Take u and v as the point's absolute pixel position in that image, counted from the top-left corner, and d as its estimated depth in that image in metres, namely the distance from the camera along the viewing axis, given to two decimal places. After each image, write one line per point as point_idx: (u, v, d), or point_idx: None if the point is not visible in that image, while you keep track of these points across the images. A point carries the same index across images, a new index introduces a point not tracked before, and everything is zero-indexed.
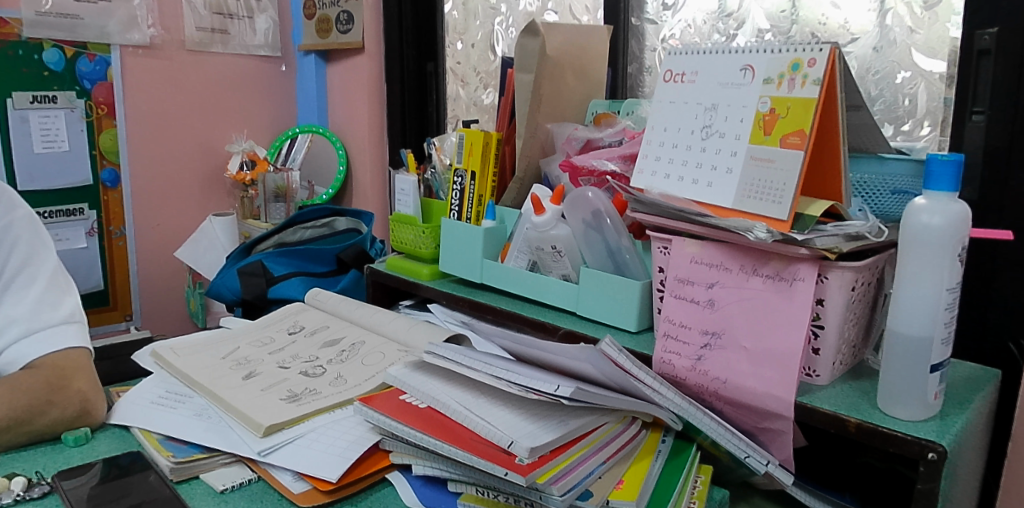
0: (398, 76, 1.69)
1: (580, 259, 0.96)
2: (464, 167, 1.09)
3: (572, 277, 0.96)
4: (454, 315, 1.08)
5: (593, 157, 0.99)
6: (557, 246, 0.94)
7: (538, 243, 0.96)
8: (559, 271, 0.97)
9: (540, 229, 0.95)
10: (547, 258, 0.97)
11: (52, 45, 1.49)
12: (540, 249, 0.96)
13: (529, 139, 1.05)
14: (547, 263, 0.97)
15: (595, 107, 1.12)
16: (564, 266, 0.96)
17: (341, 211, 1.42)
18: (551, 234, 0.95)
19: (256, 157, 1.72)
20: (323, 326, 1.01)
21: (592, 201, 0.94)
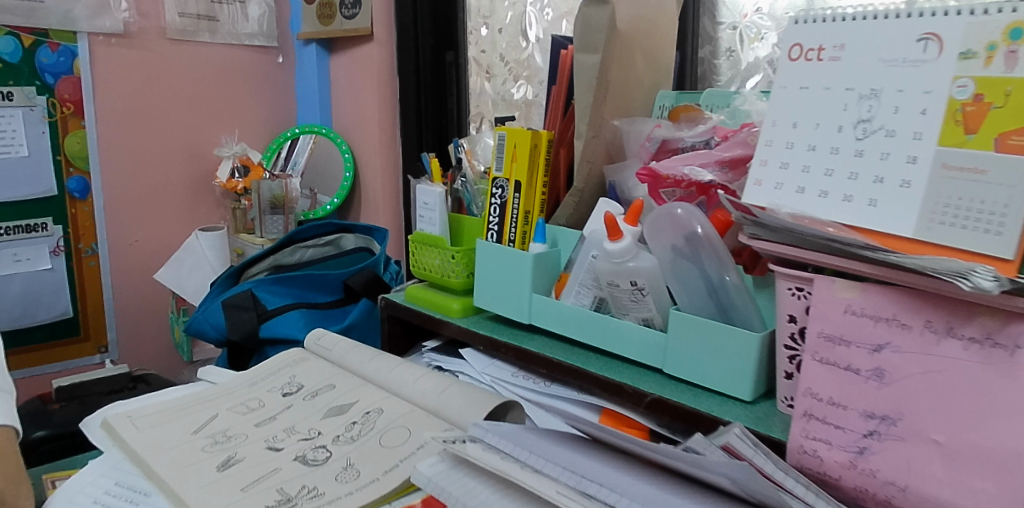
0: (413, 67, 1.45)
1: (665, 298, 0.73)
2: (505, 175, 0.86)
3: (656, 323, 0.73)
4: (495, 365, 0.85)
5: (681, 163, 0.75)
6: (639, 281, 0.71)
7: (611, 277, 0.73)
8: (638, 314, 0.74)
9: (614, 258, 0.72)
10: (622, 297, 0.73)
11: (6, 32, 1.26)
12: (613, 285, 0.73)
13: (592, 139, 0.80)
14: (620, 303, 0.74)
15: (664, 99, 0.89)
16: (646, 310, 0.73)
17: (350, 227, 1.19)
18: (630, 265, 0.71)
19: (250, 161, 1.50)
20: (328, 384, 0.78)
21: (683, 221, 0.70)
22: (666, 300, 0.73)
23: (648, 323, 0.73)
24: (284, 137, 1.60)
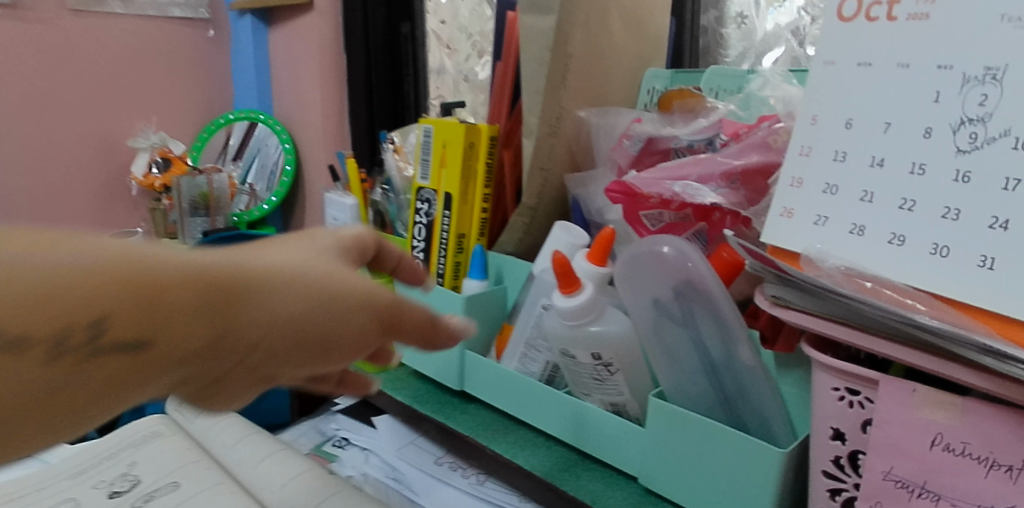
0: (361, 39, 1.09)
1: (645, 376, 0.51)
2: (433, 185, 0.62)
3: (631, 411, 0.51)
4: (414, 443, 0.63)
5: (664, 175, 0.52)
6: (602, 356, 0.49)
7: (568, 348, 0.50)
8: (606, 398, 0.51)
9: (568, 320, 0.49)
10: (582, 375, 0.51)
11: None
12: (568, 356, 0.51)
13: (548, 139, 0.57)
14: (580, 381, 0.52)
15: (655, 80, 0.66)
16: (616, 395, 0.51)
17: None
18: (591, 333, 0.49)
19: (173, 153, 1.15)
20: (171, 481, 0.55)
21: (671, 265, 0.47)
22: (646, 379, 0.51)
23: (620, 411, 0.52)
24: (217, 123, 1.22)
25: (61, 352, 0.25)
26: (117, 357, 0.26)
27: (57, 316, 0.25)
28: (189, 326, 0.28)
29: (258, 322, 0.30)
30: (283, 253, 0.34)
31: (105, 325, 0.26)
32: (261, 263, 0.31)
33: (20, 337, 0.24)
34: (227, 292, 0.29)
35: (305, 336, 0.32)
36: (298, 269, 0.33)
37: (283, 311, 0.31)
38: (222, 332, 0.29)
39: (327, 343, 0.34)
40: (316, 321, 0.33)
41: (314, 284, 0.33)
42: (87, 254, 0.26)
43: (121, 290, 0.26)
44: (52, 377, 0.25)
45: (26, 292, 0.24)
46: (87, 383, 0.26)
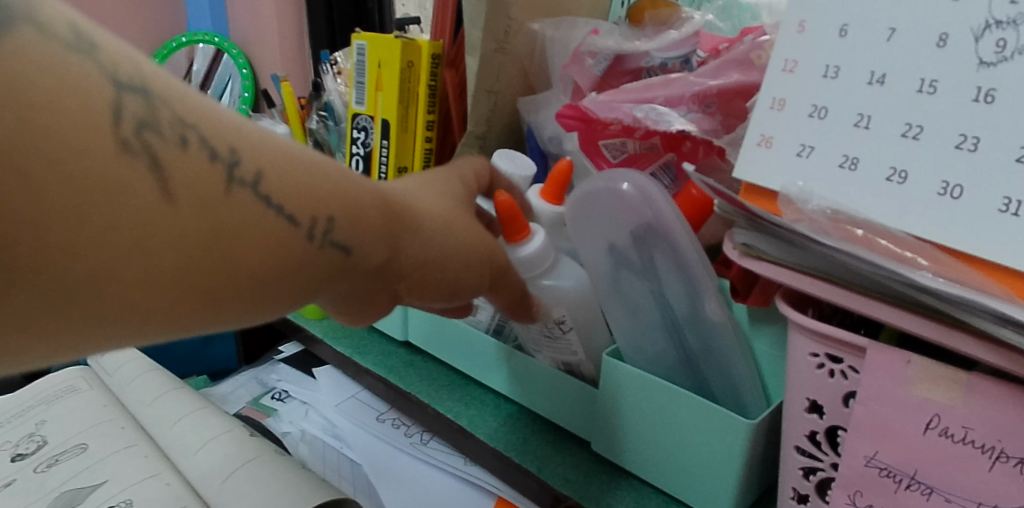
0: None
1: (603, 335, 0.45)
2: (370, 111, 0.54)
3: (585, 371, 0.45)
4: (357, 398, 0.56)
5: (626, 97, 0.44)
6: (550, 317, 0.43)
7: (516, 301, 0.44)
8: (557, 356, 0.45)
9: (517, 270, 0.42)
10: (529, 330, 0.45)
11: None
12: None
13: (497, 57, 0.49)
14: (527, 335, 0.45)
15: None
16: (567, 353, 0.44)
17: None
18: (543, 287, 0.43)
19: None
20: (79, 443, 0.49)
21: (631, 207, 0.40)
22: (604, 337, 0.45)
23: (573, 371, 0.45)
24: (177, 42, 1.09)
25: (301, 237, 0.27)
26: (327, 256, 0.28)
27: (305, 201, 0.27)
28: (382, 244, 0.30)
29: (429, 260, 0.33)
30: (451, 198, 0.36)
31: (332, 225, 0.28)
32: (432, 209, 0.34)
33: (293, 216, 0.26)
34: (409, 230, 0.32)
35: (452, 285, 0.34)
36: (463, 217, 0.36)
37: (450, 255, 0.34)
38: (396, 259, 0.31)
39: (457, 298, 0.35)
40: (469, 274, 0.35)
41: (476, 236, 0.35)
42: (327, 164, 0.29)
43: (349, 202, 0.29)
44: (287, 260, 0.27)
45: (288, 177, 0.26)
46: (300, 278, 0.27)
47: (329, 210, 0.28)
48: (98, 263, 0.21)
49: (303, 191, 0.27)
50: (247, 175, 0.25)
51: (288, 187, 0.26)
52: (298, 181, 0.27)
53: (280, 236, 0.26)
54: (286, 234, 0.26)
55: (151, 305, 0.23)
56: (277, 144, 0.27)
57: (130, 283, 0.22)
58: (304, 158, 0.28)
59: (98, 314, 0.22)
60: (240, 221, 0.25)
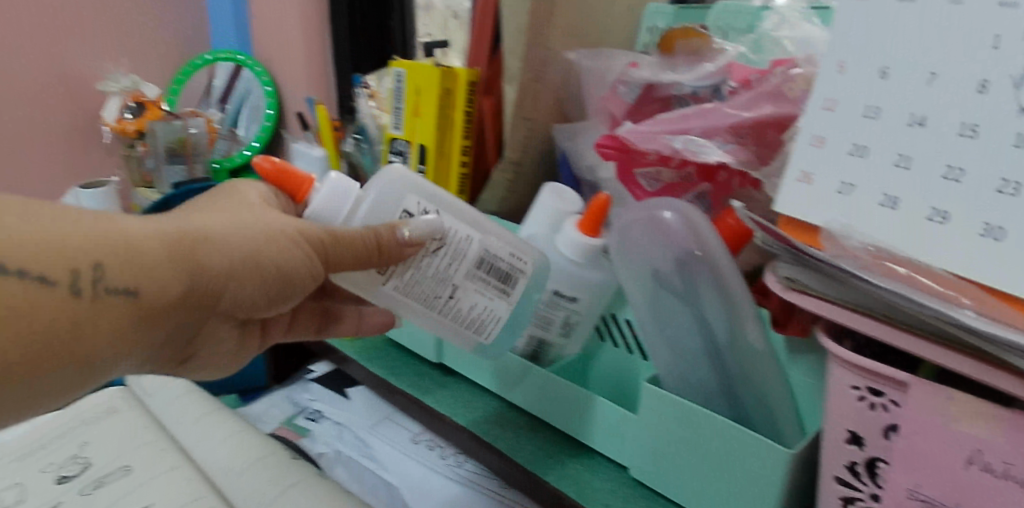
0: None
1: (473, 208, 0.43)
2: (406, 136, 0.55)
3: (485, 252, 0.42)
4: (391, 418, 0.57)
5: (663, 127, 0.45)
6: (408, 225, 0.39)
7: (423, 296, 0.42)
8: (461, 273, 0.42)
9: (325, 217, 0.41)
10: (428, 297, 0.42)
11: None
12: (405, 285, 0.42)
13: (534, 84, 0.50)
14: (435, 302, 0.42)
15: (656, 16, 0.59)
16: (467, 257, 0.41)
17: None
18: (367, 207, 0.42)
19: (147, 97, 1.03)
20: (122, 465, 0.50)
21: (674, 235, 0.43)
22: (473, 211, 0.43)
23: (491, 266, 0.42)
24: (202, 59, 1.10)
25: (68, 294, 0.32)
26: (114, 304, 0.33)
27: (56, 263, 0.32)
28: (174, 270, 0.35)
29: (229, 258, 0.36)
30: (237, 205, 0.39)
31: (98, 272, 0.32)
32: (213, 217, 0.37)
33: (44, 277, 0.31)
34: (196, 243, 0.35)
35: (274, 279, 0.38)
36: (248, 215, 0.38)
37: (245, 245, 0.37)
38: (195, 276, 0.35)
39: (291, 289, 0.39)
40: (285, 262, 0.38)
41: (273, 229, 0.38)
42: (72, 221, 0.33)
43: (107, 245, 0.33)
44: (74, 318, 0.32)
45: (27, 247, 0.31)
46: (96, 328, 0.33)
47: (93, 259, 0.33)
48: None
49: (41, 252, 0.32)
50: None
51: (23, 252, 0.31)
52: (34, 246, 0.31)
53: (46, 300, 0.31)
54: (51, 296, 0.32)
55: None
56: (9, 217, 0.32)
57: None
58: (32, 224, 0.32)
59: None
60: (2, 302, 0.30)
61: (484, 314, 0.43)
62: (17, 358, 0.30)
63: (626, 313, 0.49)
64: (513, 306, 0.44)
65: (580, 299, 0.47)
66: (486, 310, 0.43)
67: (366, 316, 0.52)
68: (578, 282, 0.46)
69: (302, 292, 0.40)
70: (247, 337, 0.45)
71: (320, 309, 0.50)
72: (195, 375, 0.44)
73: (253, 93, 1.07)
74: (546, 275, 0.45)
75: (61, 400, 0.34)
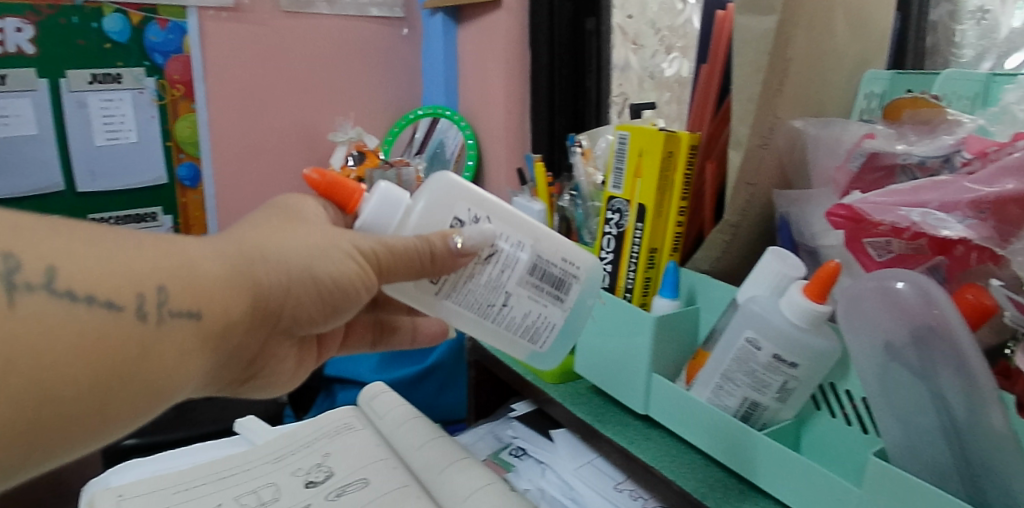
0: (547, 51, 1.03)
1: (526, 215, 0.48)
2: (626, 195, 0.58)
3: (540, 260, 0.48)
4: (593, 464, 0.59)
5: (898, 199, 0.45)
6: (461, 234, 0.45)
7: (482, 304, 0.48)
8: (516, 280, 0.48)
9: (373, 225, 0.48)
10: (482, 304, 0.48)
11: (19, 2, 0.94)
12: (456, 291, 0.48)
13: (758, 150, 0.52)
14: (491, 310, 0.48)
15: (874, 83, 0.58)
16: (518, 266, 0.47)
17: None
18: (418, 214, 0.48)
19: (367, 148, 1.15)
20: (361, 479, 0.57)
21: (909, 306, 0.42)
22: (532, 220, 0.48)
23: (543, 272, 0.48)
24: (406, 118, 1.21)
25: (133, 317, 0.36)
26: (176, 326, 0.37)
27: (123, 288, 0.35)
28: (236, 288, 0.40)
29: (288, 272, 0.42)
30: (284, 226, 0.44)
31: (162, 294, 0.37)
32: (266, 236, 0.43)
33: (112, 303, 0.35)
34: (253, 261, 0.41)
35: (329, 291, 0.44)
36: (299, 234, 0.44)
37: (301, 259, 0.43)
38: (256, 290, 0.41)
39: (344, 300, 0.45)
40: (338, 273, 0.44)
41: (320, 246, 0.44)
42: (135, 254, 0.37)
43: (169, 270, 0.37)
44: (141, 341, 0.36)
45: (95, 279, 0.35)
46: (161, 349, 0.37)
47: (157, 282, 0.37)
48: (26, 405, 0.31)
49: (109, 279, 0.35)
50: (62, 288, 0.33)
51: (92, 281, 0.34)
52: (100, 273, 0.35)
53: (114, 324, 0.35)
54: (118, 320, 0.35)
55: (72, 418, 0.33)
56: (82, 252, 0.35)
57: (50, 410, 0.32)
58: (97, 256, 0.36)
59: (45, 443, 0.33)
60: (94, 329, 0.34)
61: (537, 320, 0.49)
62: (93, 380, 0.34)
63: (847, 384, 0.48)
64: (567, 311, 0.50)
65: (801, 365, 0.47)
66: (540, 316, 0.49)
67: (420, 327, 0.61)
68: (799, 348, 0.47)
69: (353, 300, 0.45)
70: (296, 352, 0.51)
71: (374, 322, 0.59)
72: (256, 393, 0.50)
73: (455, 140, 1.17)
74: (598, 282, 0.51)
75: (144, 414, 0.37)
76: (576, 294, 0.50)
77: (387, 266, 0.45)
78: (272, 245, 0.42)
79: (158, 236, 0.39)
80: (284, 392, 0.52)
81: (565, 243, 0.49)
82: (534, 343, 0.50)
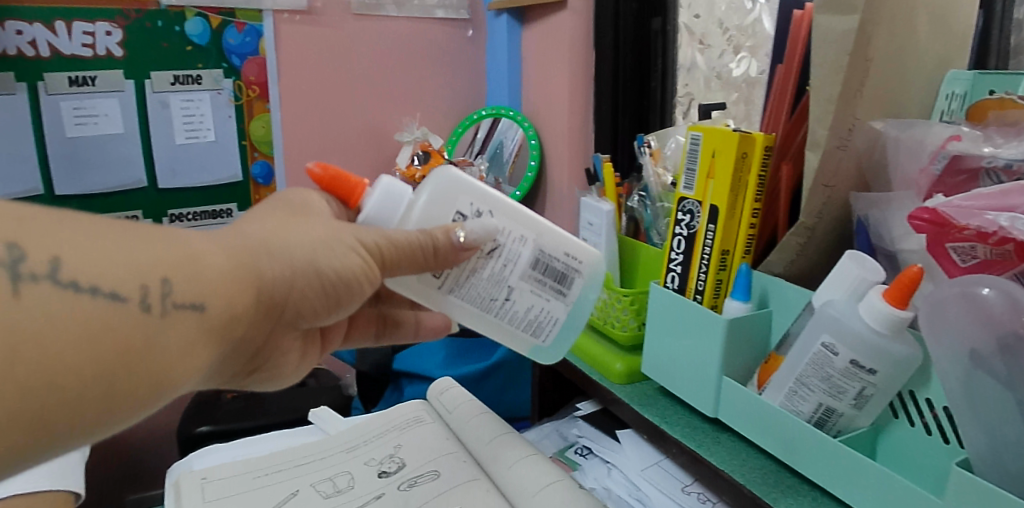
0: (611, 51, 1.02)
1: (528, 209, 0.49)
2: (698, 196, 0.58)
3: (542, 255, 0.49)
4: (660, 465, 0.59)
5: (983, 203, 0.44)
6: (465, 229, 0.46)
7: (485, 298, 0.50)
8: (518, 275, 0.49)
9: (375, 218, 0.48)
10: (485, 298, 0.50)
11: (110, 7, 1.00)
12: (460, 285, 0.49)
13: (836, 152, 0.51)
14: (493, 303, 0.50)
15: (955, 83, 0.56)
16: (520, 261, 0.49)
17: None
18: (420, 208, 0.49)
19: (432, 147, 1.17)
20: (431, 470, 0.58)
21: (995, 313, 0.40)
22: (534, 214, 0.50)
23: (545, 267, 0.50)
24: (469, 119, 1.23)
25: (138, 309, 0.34)
26: (183, 318, 0.35)
27: (128, 279, 0.34)
28: (241, 280, 0.39)
29: (293, 264, 0.41)
30: (286, 221, 0.43)
31: (167, 285, 0.35)
32: (269, 230, 0.42)
33: (118, 294, 0.33)
34: (257, 254, 0.40)
35: (331, 283, 0.43)
36: (302, 229, 0.43)
37: (306, 253, 0.42)
38: (261, 282, 0.40)
39: (347, 293, 0.44)
40: (342, 267, 0.43)
41: (323, 239, 0.43)
42: (138, 248, 0.35)
43: (175, 263, 0.36)
44: (146, 333, 0.34)
45: (98, 270, 0.33)
46: (167, 345, 0.35)
47: (162, 274, 0.35)
48: (30, 398, 0.29)
49: (113, 270, 0.33)
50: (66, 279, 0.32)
51: (95, 271, 0.33)
52: (103, 264, 0.33)
53: (120, 316, 0.33)
54: (124, 312, 0.33)
55: (74, 413, 0.31)
56: (84, 242, 0.33)
57: (53, 404, 0.30)
58: (99, 247, 0.34)
59: (44, 440, 0.31)
60: (101, 323, 0.32)
61: (539, 313, 0.51)
62: (98, 373, 0.32)
63: (928, 392, 0.47)
64: (568, 304, 0.51)
65: (880, 372, 0.46)
66: (542, 309, 0.51)
67: (423, 321, 0.61)
68: (879, 355, 0.46)
69: (357, 294, 0.45)
70: (298, 347, 0.51)
71: (377, 315, 0.60)
72: (256, 384, 0.48)
73: (514, 141, 1.18)
74: (598, 273, 0.53)
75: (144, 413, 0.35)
76: (577, 289, 0.52)
77: (390, 257, 0.45)
78: (273, 239, 0.41)
79: (165, 229, 0.38)
80: (287, 384, 0.52)
81: (568, 237, 0.50)
82: (536, 336, 0.52)
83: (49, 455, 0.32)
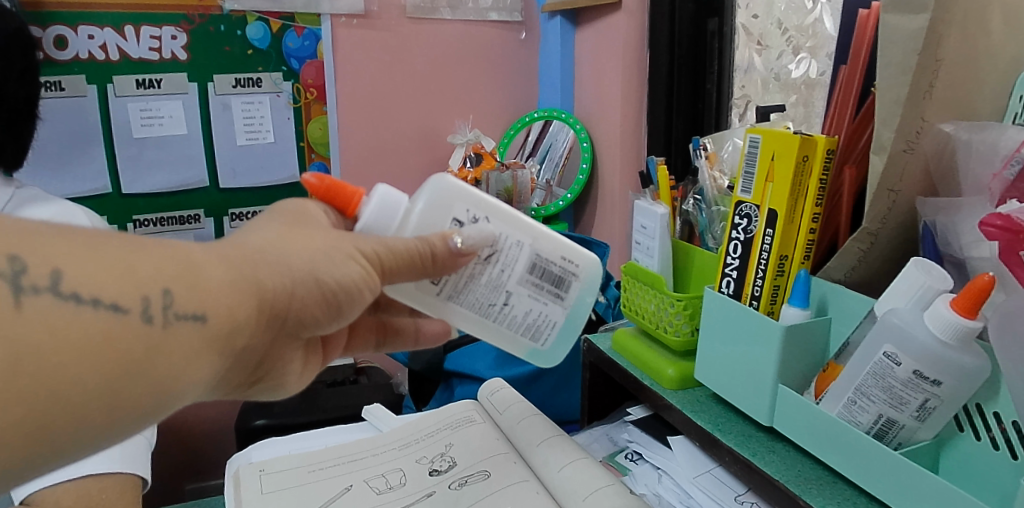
0: (666, 53, 1.01)
1: (523, 213, 0.49)
2: (755, 200, 0.57)
3: (537, 261, 0.50)
4: (712, 473, 0.58)
5: None
6: (460, 235, 0.46)
7: (481, 304, 0.50)
8: (513, 281, 0.49)
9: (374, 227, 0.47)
10: (484, 304, 0.50)
11: (176, 12, 1.04)
12: (459, 292, 0.49)
13: (904, 157, 0.50)
14: (491, 309, 0.50)
15: None
16: (519, 266, 0.49)
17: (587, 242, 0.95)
18: (417, 215, 0.48)
19: (484, 149, 1.18)
20: (481, 470, 0.59)
21: None
22: (528, 218, 0.50)
23: (542, 271, 0.50)
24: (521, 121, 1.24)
25: (138, 320, 0.33)
26: (184, 329, 0.34)
27: (127, 290, 0.33)
28: (240, 291, 0.37)
29: (292, 276, 0.39)
30: (283, 229, 0.42)
31: (167, 298, 0.34)
32: (268, 240, 0.40)
33: (115, 306, 0.32)
34: (256, 264, 0.38)
35: (332, 292, 0.41)
36: (299, 238, 0.41)
37: (305, 262, 0.40)
38: (261, 293, 0.38)
39: (348, 302, 0.42)
40: (343, 275, 0.41)
41: (321, 249, 0.41)
42: (139, 256, 0.34)
43: (173, 274, 0.35)
44: (146, 345, 0.33)
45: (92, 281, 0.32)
46: (169, 355, 0.34)
47: (162, 286, 0.34)
48: (30, 409, 0.29)
49: (113, 281, 0.33)
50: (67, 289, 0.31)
51: (96, 282, 0.32)
52: (104, 275, 0.33)
53: (119, 328, 0.32)
54: (123, 323, 0.32)
55: (71, 426, 0.31)
56: (93, 253, 0.33)
57: (47, 415, 0.30)
58: (98, 258, 0.33)
59: (37, 451, 0.30)
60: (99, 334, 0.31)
61: (537, 317, 0.51)
62: (96, 385, 0.31)
63: (996, 405, 0.45)
64: (567, 309, 0.52)
65: (946, 383, 0.44)
66: (541, 313, 0.51)
67: (422, 327, 0.60)
68: (943, 365, 0.44)
69: (358, 302, 0.43)
70: (303, 355, 0.48)
71: (376, 323, 0.58)
72: (262, 397, 0.46)
73: (565, 142, 1.18)
74: (597, 275, 0.52)
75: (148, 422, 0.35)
76: (576, 292, 0.52)
77: (390, 263, 0.43)
78: (272, 251, 0.39)
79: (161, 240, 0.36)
80: (292, 394, 0.49)
81: (564, 241, 0.50)
82: (535, 340, 0.53)
83: (48, 467, 0.32)
